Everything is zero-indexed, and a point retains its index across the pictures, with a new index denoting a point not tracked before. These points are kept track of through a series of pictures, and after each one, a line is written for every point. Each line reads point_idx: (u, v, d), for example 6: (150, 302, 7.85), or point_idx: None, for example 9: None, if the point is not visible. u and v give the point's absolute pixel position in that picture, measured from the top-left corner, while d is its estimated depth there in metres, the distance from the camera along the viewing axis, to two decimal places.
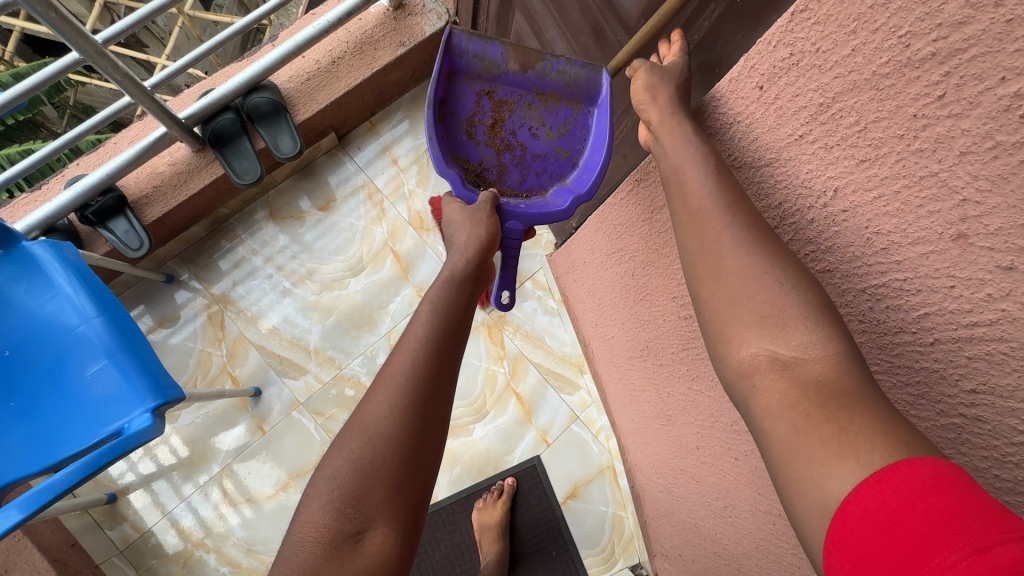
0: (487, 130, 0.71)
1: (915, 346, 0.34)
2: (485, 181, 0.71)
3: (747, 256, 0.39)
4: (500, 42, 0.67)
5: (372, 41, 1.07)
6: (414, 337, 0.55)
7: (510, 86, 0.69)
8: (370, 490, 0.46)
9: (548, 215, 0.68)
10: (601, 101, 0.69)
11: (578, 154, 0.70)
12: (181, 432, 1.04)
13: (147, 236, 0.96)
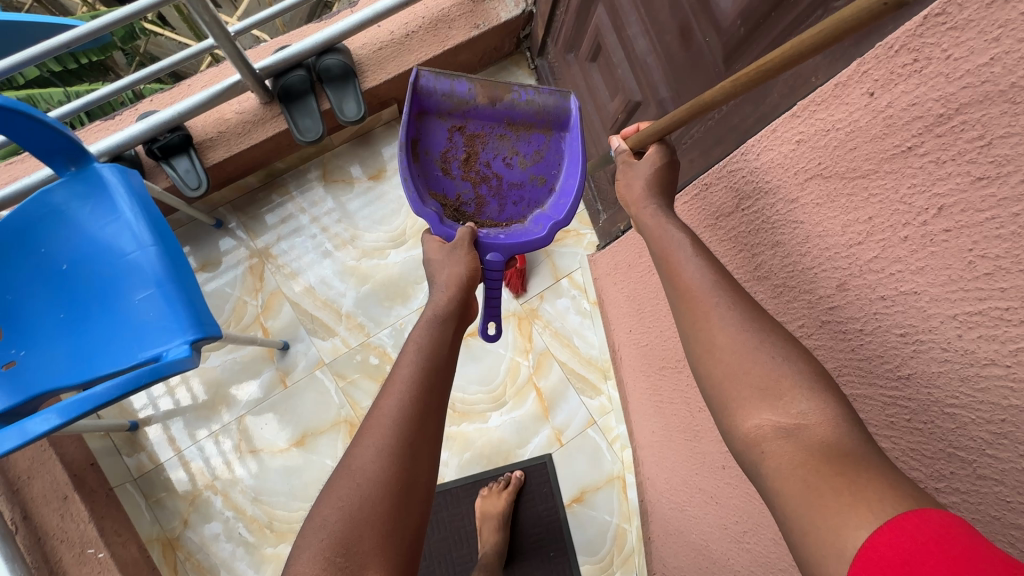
0: (461, 164, 0.75)
1: (1006, 382, 0.32)
2: (464, 214, 0.75)
3: (737, 333, 0.43)
4: (467, 79, 0.72)
5: (448, 19, 1.08)
6: (399, 380, 0.56)
7: (480, 120, 0.75)
8: (359, 536, 0.45)
9: (528, 243, 0.71)
10: (571, 125, 0.75)
11: (553, 180, 0.76)
12: (206, 373, 1.04)
13: (204, 177, 0.98)
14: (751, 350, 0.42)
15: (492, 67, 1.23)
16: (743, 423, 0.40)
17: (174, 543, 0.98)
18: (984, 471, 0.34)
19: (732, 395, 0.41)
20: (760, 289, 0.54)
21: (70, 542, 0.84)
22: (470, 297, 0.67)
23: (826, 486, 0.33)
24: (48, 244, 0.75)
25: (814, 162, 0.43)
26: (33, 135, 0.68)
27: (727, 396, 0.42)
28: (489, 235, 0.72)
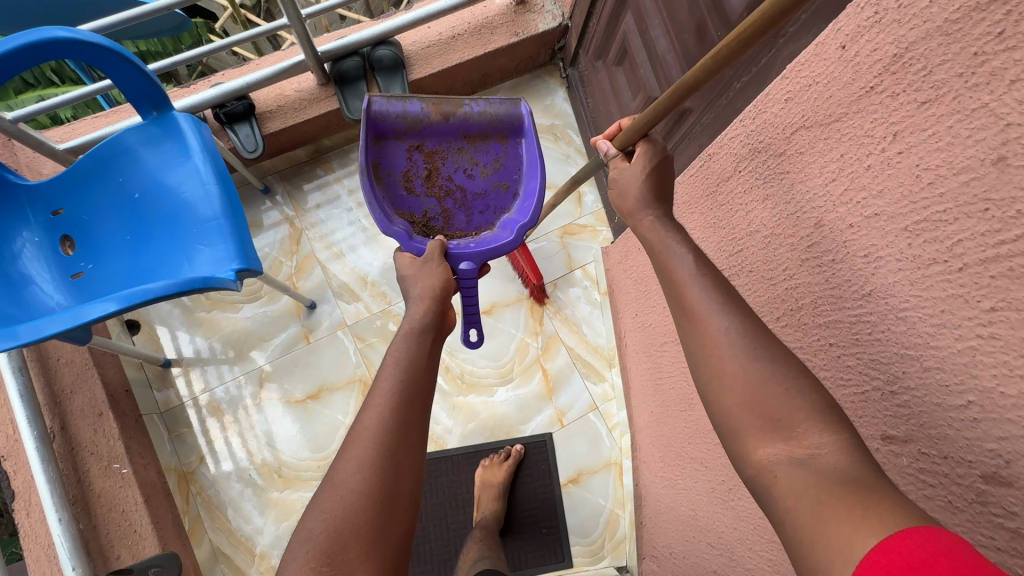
0: (424, 181, 0.86)
1: (945, 275, 0.37)
2: (434, 227, 0.85)
3: (748, 362, 0.45)
4: (416, 101, 0.83)
5: (491, 26, 1.19)
6: (380, 393, 0.58)
7: (435, 138, 0.85)
8: (343, 545, 0.49)
9: (497, 247, 0.80)
10: (521, 132, 0.87)
11: (512, 186, 0.87)
12: (238, 323, 1.12)
13: (261, 143, 1.09)
14: (764, 379, 0.44)
15: (527, 74, 1.34)
16: (756, 452, 0.44)
17: (188, 477, 1.03)
18: (929, 362, 0.39)
19: (744, 425, 0.44)
20: (753, 242, 0.60)
21: (98, 456, 0.91)
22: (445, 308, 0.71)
23: (839, 500, 0.36)
24: (125, 177, 0.85)
25: (799, 115, 0.50)
26: (128, 79, 0.79)
27: (739, 425, 0.45)
28: (461, 245, 0.82)
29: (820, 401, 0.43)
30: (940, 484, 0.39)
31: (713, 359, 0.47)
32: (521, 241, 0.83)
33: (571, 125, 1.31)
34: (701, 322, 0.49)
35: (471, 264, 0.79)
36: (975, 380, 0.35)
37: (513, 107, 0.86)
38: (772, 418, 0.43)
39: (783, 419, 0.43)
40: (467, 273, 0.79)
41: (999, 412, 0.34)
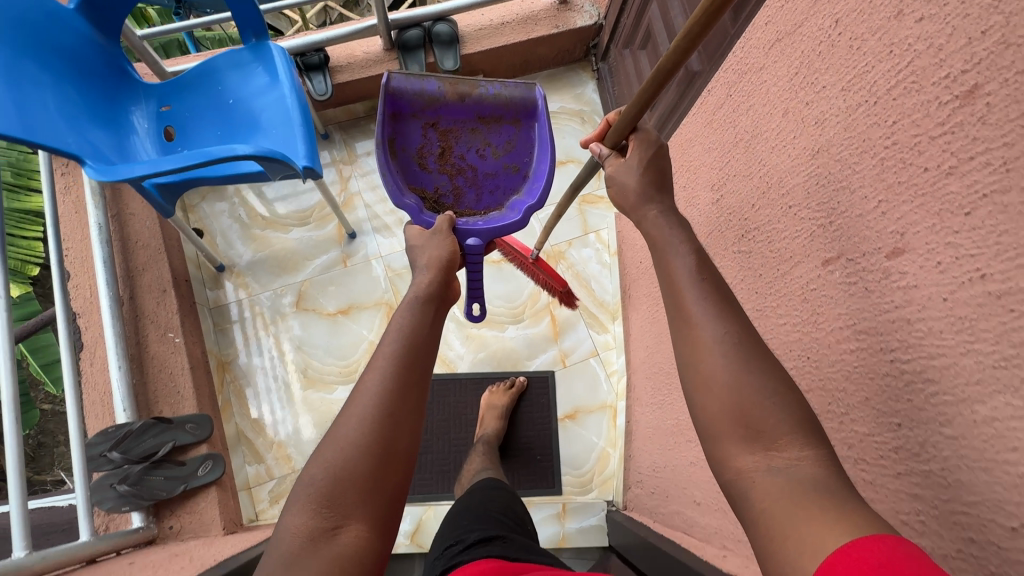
0: (437, 158, 0.96)
1: (865, 112, 0.49)
2: (445, 203, 0.95)
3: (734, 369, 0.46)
4: (434, 81, 0.92)
5: (535, 19, 1.38)
6: (384, 352, 0.58)
7: (450, 117, 0.96)
8: (342, 490, 0.49)
9: (504, 224, 0.91)
10: (532, 115, 0.97)
11: (520, 168, 0.97)
12: (287, 242, 1.26)
13: (331, 90, 1.27)
14: (752, 389, 0.45)
15: (562, 66, 1.52)
16: (735, 458, 0.44)
17: (225, 366, 1.15)
18: (856, 182, 0.50)
19: (722, 431, 0.45)
20: (738, 151, 0.73)
21: (156, 324, 1.04)
22: (448, 281, 0.73)
23: (814, 503, 0.38)
24: (223, 86, 1.03)
25: (776, 32, 0.63)
26: (241, 8, 0.96)
27: (718, 432, 0.46)
28: (469, 222, 0.92)
29: (799, 414, 0.44)
30: (860, 277, 0.49)
31: (702, 367, 0.47)
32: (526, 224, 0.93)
33: (597, 112, 1.47)
34: (693, 330, 0.50)
35: (478, 241, 0.89)
36: (884, 183, 0.47)
37: (525, 93, 0.95)
38: (752, 427, 0.44)
39: (763, 429, 0.44)
40: (473, 248, 0.89)
41: (897, 199, 0.45)
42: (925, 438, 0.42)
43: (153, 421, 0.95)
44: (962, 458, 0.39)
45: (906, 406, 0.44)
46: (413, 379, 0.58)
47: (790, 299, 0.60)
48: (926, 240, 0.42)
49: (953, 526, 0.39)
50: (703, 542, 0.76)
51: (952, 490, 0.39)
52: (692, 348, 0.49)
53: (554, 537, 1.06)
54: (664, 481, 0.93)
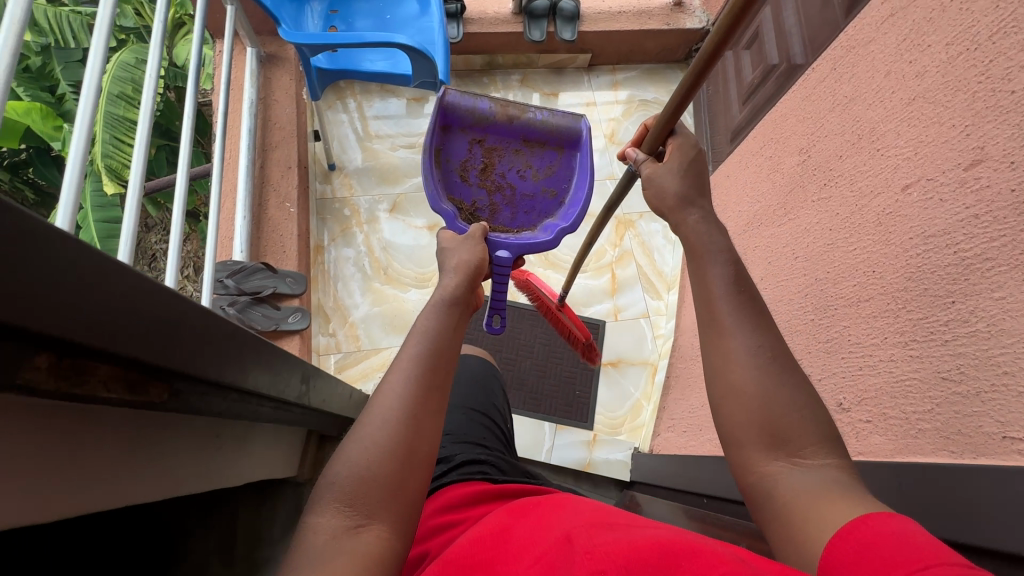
0: (479, 173, 0.94)
1: (964, 58, 0.59)
2: (479, 216, 0.92)
3: (765, 390, 0.49)
4: (487, 100, 0.91)
5: (650, 14, 1.53)
6: (406, 355, 0.57)
7: (497, 136, 0.94)
8: (368, 490, 0.47)
9: (536, 244, 0.87)
10: (577, 145, 0.94)
11: (559, 195, 0.94)
12: (393, 159, 1.42)
13: (461, 36, 1.46)
14: (782, 402, 0.48)
15: (662, 63, 1.65)
16: (762, 464, 0.48)
17: (319, 249, 1.29)
18: (946, 116, 0.59)
19: (747, 437, 0.49)
20: (833, 115, 0.82)
21: (276, 193, 1.19)
22: (473, 285, 0.72)
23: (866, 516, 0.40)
24: (383, 7, 1.19)
25: (892, 9, 0.73)
26: None
27: (742, 441, 0.49)
28: (500, 236, 0.88)
29: (825, 426, 0.48)
30: (938, 192, 0.58)
31: (733, 375, 0.51)
32: (555, 245, 0.90)
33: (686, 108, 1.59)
34: (726, 343, 0.52)
35: (508, 254, 0.85)
36: (973, 111, 0.56)
37: (572, 122, 0.93)
38: (775, 435, 0.48)
39: (787, 438, 0.47)
40: (502, 261, 0.84)
41: (983, 121, 0.54)
42: (974, 306, 0.50)
43: (262, 265, 1.08)
44: (1009, 314, 0.46)
45: (964, 284, 0.51)
46: (437, 384, 0.56)
47: (864, 226, 0.69)
48: (1005, 148, 0.50)
49: (1001, 395, 0.45)
50: None
51: (994, 338, 0.47)
52: (718, 360, 0.52)
53: (580, 461, 1.16)
54: (700, 421, 1.00)
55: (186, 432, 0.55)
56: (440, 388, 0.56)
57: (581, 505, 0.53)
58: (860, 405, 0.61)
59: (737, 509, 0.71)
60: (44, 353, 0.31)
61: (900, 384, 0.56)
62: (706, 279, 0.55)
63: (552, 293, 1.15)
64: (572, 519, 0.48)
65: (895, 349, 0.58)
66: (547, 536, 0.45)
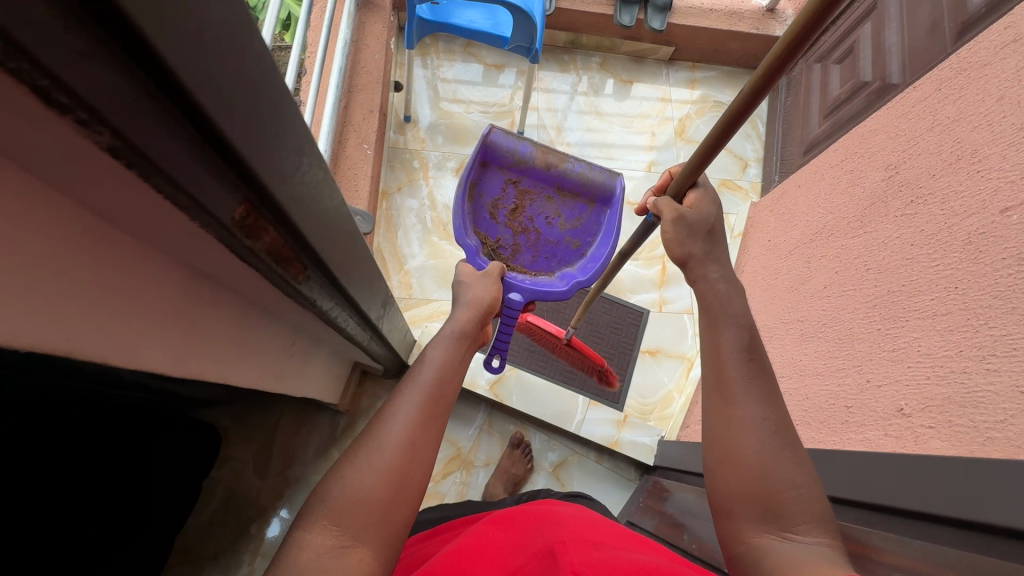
0: (508, 213, 0.96)
1: None
2: (499, 254, 0.94)
3: (767, 457, 0.51)
4: (529, 145, 0.94)
5: (741, 16, 1.53)
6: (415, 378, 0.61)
7: (532, 180, 0.96)
8: (361, 511, 0.48)
9: (549, 292, 0.90)
10: (608, 201, 0.96)
11: (582, 246, 0.96)
12: (466, 120, 1.46)
13: (552, 9, 1.48)
14: (779, 474, 0.51)
15: (743, 67, 1.65)
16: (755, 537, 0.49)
17: (386, 195, 1.33)
18: None
19: (744, 510, 0.50)
20: (932, 135, 0.82)
21: (356, 134, 1.23)
22: (483, 322, 0.77)
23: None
24: None
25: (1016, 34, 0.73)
26: None
27: (737, 510, 0.51)
28: (517, 278, 0.91)
29: (817, 505, 0.49)
30: None
31: (738, 442, 0.53)
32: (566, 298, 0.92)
33: (760, 116, 1.59)
34: (731, 409, 0.55)
35: (520, 297, 0.89)
36: None
37: (609, 178, 0.95)
38: (772, 512, 0.49)
39: (783, 513, 0.49)
40: (513, 303, 0.88)
41: None
42: None
43: None
44: None
45: None
46: (439, 412, 0.59)
47: (952, 244, 0.69)
48: None
49: None
50: None
51: None
52: (722, 426, 0.55)
53: (608, 437, 1.17)
54: None
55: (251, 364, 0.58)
56: (442, 416, 0.59)
57: (558, 519, 0.65)
58: (923, 412, 0.62)
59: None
60: (242, 201, 0.33)
61: (970, 394, 0.57)
62: (718, 342, 0.60)
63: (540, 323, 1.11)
64: (553, 534, 0.59)
65: (969, 362, 0.59)
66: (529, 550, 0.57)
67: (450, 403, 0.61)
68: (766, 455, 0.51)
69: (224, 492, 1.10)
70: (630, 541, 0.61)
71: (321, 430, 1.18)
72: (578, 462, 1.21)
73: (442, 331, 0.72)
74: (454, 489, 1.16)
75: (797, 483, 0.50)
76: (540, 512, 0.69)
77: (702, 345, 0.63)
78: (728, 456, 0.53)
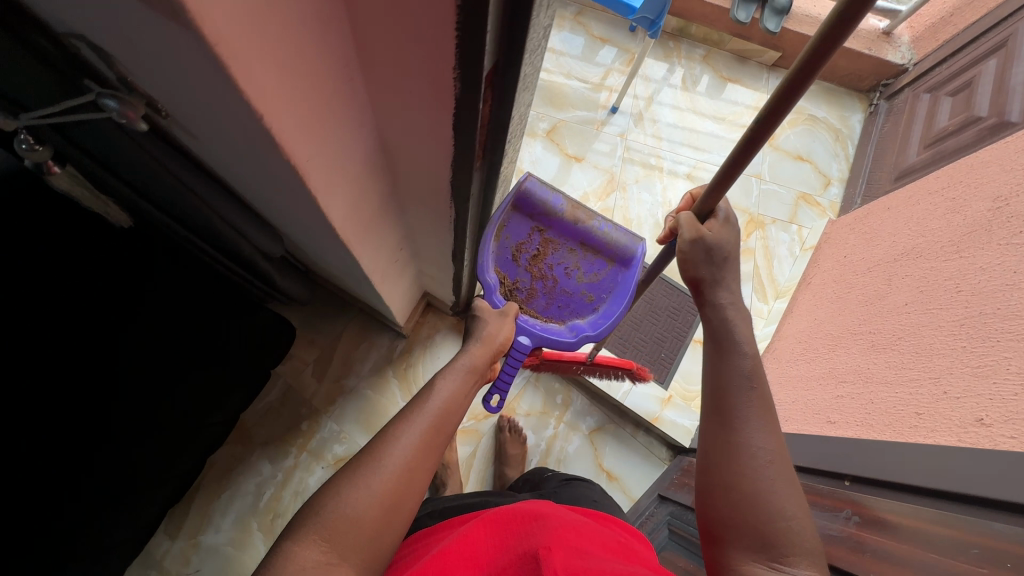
0: (529, 258, 0.87)
1: None
2: (514, 297, 0.86)
3: (761, 490, 0.53)
4: (563, 197, 0.85)
5: (858, 33, 1.52)
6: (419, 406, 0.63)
7: (559, 231, 0.87)
8: (352, 533, 0.51)
9: (558, 340, 0.83)
10: (631, 265, 0.87)
11: (598, 301, 0.87)
12: (564, 86, 1.53)
13: None
14: (772, 506, 0.53)
15: (845, 87, 1.63)
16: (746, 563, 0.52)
17: None
18: None
19: (737, 538, 0.53)
20: None
21: None
22: (491, 361, 0.76)
23: None
24: None
25: None
26: None
27: (730, 537, 0.54)
28: (526, 322, 0.83)
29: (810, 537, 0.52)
30: None
31: (738, 470, 0.55)
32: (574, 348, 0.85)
33: (853, 138, 1.58)
34: (732, 436, 0.57)
35: (528, 341, 0.83)
36: None
37: (635, 241, 0.87)
38: (763, 541, 0.52)
39: (773, 544, 0.51)
40: (519, 346, 0.83)
41: None
42: None
43: None
44: None
45: None
46: (439, 442, 0.61)
47: None
48: None
49: None
50: (816, 451, 0.88)
51: None
52: (715, 460, 0.57)
53: (650, 412, 1.21)
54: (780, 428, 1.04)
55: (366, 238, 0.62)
56: (440, 438, 0.61)
57: (551, 520, 0.60)
58: (1005, 423, 0.63)
59: (834, 482, 0.81)
60: (496, 57, 0.37)
61: None
62: (724, 370, 0.60)
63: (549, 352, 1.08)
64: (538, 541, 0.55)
65: None
66: (512, 555, 0.54)
67: (452, 430, 0.64)
68: (781, 504, 0.53)
69: (283, 384, 1.18)
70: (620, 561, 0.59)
71: (381, 348, 1.24)
72: (613, 432, 1.25)
73: (454, 362, 0.72)
74: (494, 430, 1.23)
75: (789, 515, 0.52)
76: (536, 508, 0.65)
77: (704, 371, 0.63)
78: (728, 489, 0.55)
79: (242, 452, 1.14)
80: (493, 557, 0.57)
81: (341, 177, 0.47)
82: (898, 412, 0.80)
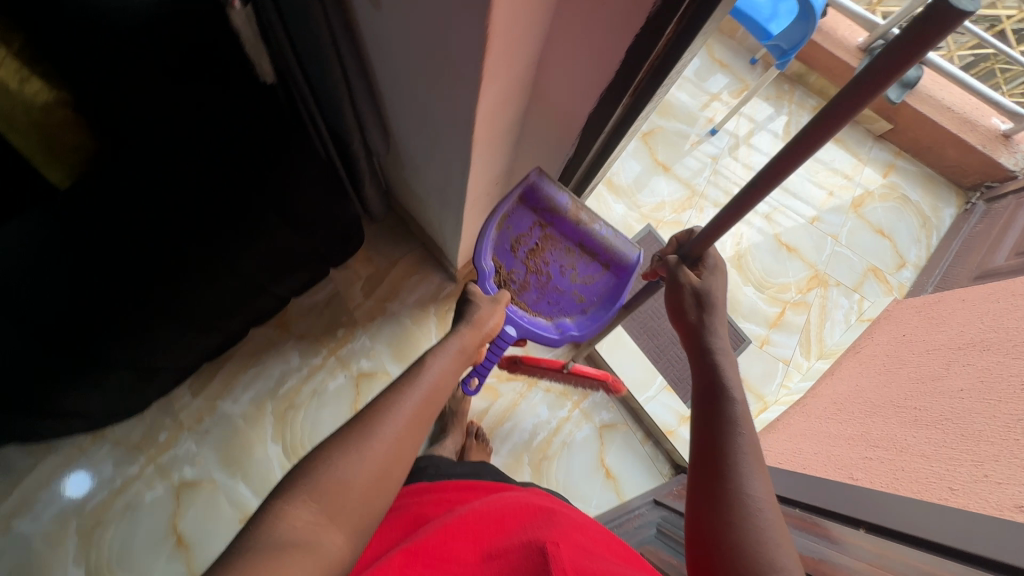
0: (528, 252, 0.89)
1: None
2: (507, 288, 0.89)
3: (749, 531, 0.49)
4: (567, 198, 0.84)
5: (975, 127, 1.51)
6: (410, 381, 0.64)
7: (560, 230, 0.88)
8: (345, 497, 0.50)
9: (542, 334, 0.86)
10: (622, 273, 0.87)
11: (587, 304, 0.89)
12: (671, 97, 1.57)
13: None
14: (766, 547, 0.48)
15: (947, 179, 1.60)
16: None
17: None
18: None
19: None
20: None
21: None
22: (474, 347, 0.76)
23: None
24: None
25: None
26: None
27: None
28: (514, 312, 0.87)
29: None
30: None
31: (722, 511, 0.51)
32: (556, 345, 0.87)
33: (940, 228, 1.55)
34: (716, 476, 0.54)
35: (513, 331, 0.86)
36: None
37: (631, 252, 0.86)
38: None
39: None
40: (504, 335, 0.86)
41: None
42: None
43: None
44: None
45: None
46: (428, 419, 0.62)
47: None
48: None
49: None
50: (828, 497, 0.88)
51: None
52: (701, 500, 0.54)
53: (667, 424, 1.24)
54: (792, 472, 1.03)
55: (482, 146, 0.66)
56: (426, 417, 0.62)
57: (550, 518, 0.61)
58: None
59: (850, 527, 0.78)
60: None
61: None
62: (710, 410, 0.60)
63: (530, 356, 1.11)
64: (546, 535, 0.54)
65: None
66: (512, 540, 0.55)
67: (437, 412, 0.65)
68: (764, 534, 0.49)
69: (332, 289, 1.23)
70: (624, 565, 0.59)
71: (430, 284, 1.27)
72: (623, 433, 1.25)
73: (445, 343, 0.73)
74: (512, 394, 1.25)
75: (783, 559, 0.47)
76: (530, 505, 0.66)
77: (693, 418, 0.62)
78: (709, 515, 0.52)
79: (277, 338, 1.19)
80: (491, 537, 0.58)
81: (502, 74, 0.53)
82: (926, 480, 0.79)
